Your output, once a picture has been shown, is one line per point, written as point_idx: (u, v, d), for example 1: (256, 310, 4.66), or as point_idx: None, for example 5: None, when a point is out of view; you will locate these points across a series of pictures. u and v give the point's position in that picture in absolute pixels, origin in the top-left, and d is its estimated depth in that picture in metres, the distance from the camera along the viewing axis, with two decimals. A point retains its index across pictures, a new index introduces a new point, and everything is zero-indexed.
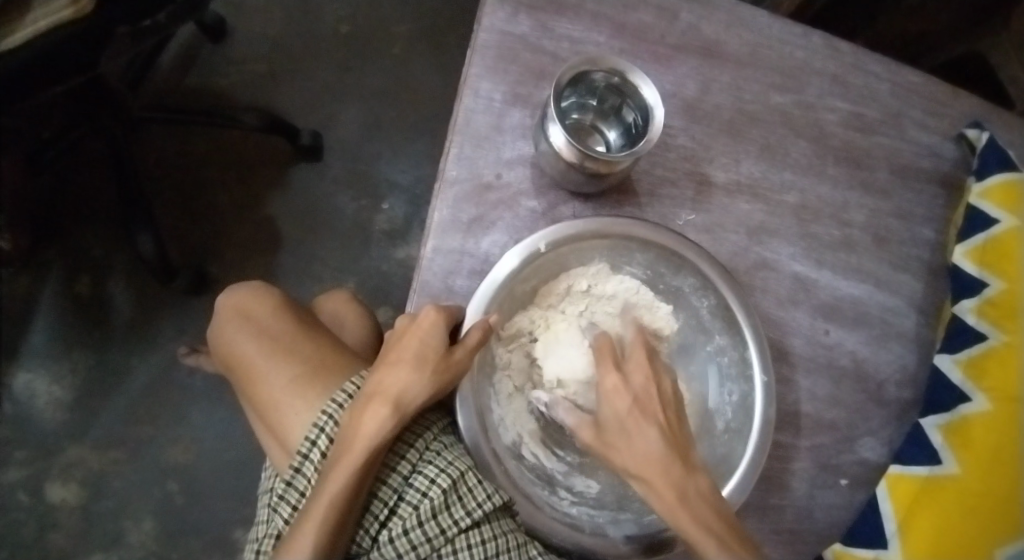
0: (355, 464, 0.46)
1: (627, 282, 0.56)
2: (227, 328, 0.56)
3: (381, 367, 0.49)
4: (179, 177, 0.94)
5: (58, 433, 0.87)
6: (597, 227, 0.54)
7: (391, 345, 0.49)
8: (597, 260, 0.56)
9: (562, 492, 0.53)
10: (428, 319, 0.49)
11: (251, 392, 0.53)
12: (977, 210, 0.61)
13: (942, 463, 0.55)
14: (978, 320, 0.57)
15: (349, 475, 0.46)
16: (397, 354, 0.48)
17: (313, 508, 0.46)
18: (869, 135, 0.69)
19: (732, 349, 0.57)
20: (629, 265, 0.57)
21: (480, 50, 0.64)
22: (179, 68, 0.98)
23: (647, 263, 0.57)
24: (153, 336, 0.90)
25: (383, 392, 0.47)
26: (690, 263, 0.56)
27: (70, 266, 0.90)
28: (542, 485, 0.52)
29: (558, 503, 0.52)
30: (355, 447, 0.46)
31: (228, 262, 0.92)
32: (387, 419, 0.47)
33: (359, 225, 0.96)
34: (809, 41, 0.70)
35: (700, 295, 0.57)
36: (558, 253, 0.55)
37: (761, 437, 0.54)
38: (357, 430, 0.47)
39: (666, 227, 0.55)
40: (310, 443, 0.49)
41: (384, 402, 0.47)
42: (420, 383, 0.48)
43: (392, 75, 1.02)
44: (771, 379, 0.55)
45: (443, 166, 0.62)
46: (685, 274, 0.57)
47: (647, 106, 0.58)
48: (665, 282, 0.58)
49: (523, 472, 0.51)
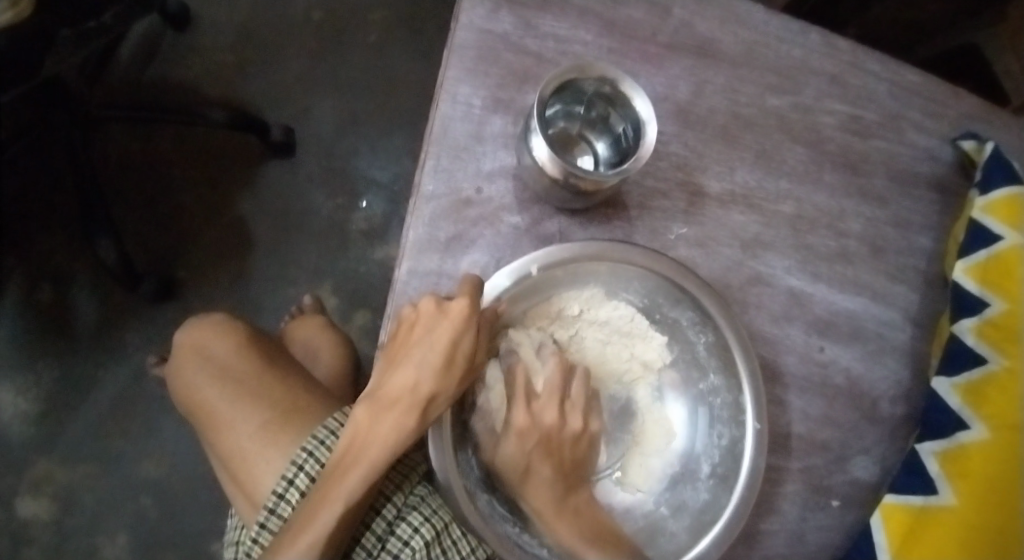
0: (369, 473, 0.44)
1: (621, 310, 0.54)
2: (187, 369, 0.53)
3: (398, 363, 0.45)
4: (143, 177, 0.89)
5: (27, 447, 0.84)
6: (595, 251, 0.50)
7: (411, 336, 0.45)
8: (591, 284, 0.53)
9: (532, 531, 0.50)
10: (461, 313, 0.44)
11: (215, 438, 0.50)
12: (979, 225, 0.58)
13: (936, 493, 0.53)
14: (977, 342, 0.55)
15: (357, 489, 0.44)
16: (421, 351, 0.44)
17: (308, 528, 0.43)
18: (867, 140, 0.66)
19: (724, 390, 0.54)
20: (626, 291, 0.54)
21: (458, 51, 0.60)
22: (138, 57, 0.92)
23: (644, 291, 0.54)
24: (122, 344, 0.86)
25: (405, 395, 0.44)
26: (690, 297, 0.52)
27: (31, 274, 0.86)
28: (512, 521, 0.50)
29: (528, 543, 0.49)
30: (369, 458, 0.44)
31: (199, 266, 0.88)
32: (412, 429, 0.44)
33: (336, 225, 0.92)
34: (807, 38, 0.66)
35: (698, 331, 0.54)
36: (551, 273, 0.50)
37: (748, 487, 0.51)
38: (373, 435, 0.44)
39: (667, 257, 0.50)
40: (286, 482, 0.46)
41: (409, 409, 0.44)
42: (448, 387, 0.44)
43: (368, 63, 0.97)
44: (764, 426, 0.51)
45: (418, 179, 0.58)
46: (683, 307, 0.54)
47: (637, 118, 0.54)
48: (661, 312, 0.55)
49: (494, 510, 0.49)
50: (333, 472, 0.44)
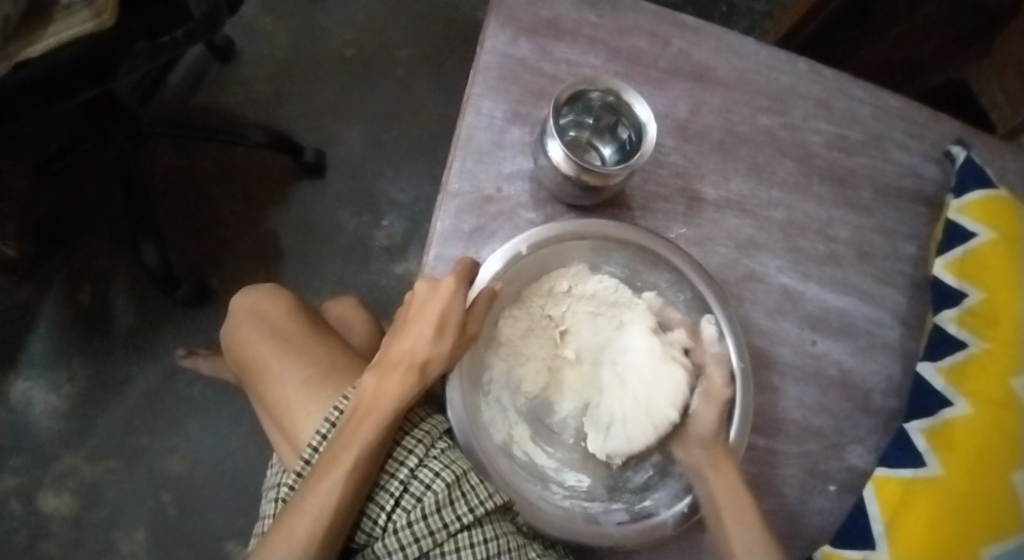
0: (378, 427, 0.48)
1: (606, 282, 0.59)
2: (241, 328, 0.58)
3: (400, 333, 0.50)
4: (182, 192, 0.96)
5: (55, 441, 0.88)
6: (575, 230, 0.56)
7: (410, 311, 0.51)
8: (576, 261, 0.59)
9: (554, 487, 0.54)
10: (449, 288, 0.50)
11: (264, 392, 0.55)
12: (957, 225, 0.64)
13: (925, 465, 0.57)
14: (958, 329, 0.61)
15: (368, 440, 0.48)
16: (416, 323, 0.50)
17: (330, 474, 0.47)
18: (851, 156, 0.72)
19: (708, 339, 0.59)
20: (607, 263, 0.60)
21: (483, 71, 0.68)
22: (186, 87, 1.01)
23: (624, 262, 0.60)
24: (152, 347, 0.91)
25: (407, 358, 0.50)
26: (664, 259, 0.59)
27: (73, 278, 0.92)
28: (534, 480, 0.54)
29: (551, 497, 0.53)
30: (377, 413, 0.48)
31: (229, 275, 0.94)
32: (414, 388, 0.50)
33: (359, 241, 0.98)
34: (794, 67, 0.73)
35: (676, 290, 0.60)
36: (538, 254, 0.56)
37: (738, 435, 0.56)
38: (380, 395, 0.49)
39: (639, 227, 0.57)
40: (320, 435, 0.50)
41: (408, 370, 0.50)
42: (443, 352, 0.50)
43: (394, 97, 1.05)
44: (747, 365, 0.57)
45: (445, 179, 0.64)
46: (661, 270, 0.60)
47: (639, 123, 0.61)
48: (641, 280, 0.60)
49: (516, 469, 0.53)
50: (348, 425, 0.48)
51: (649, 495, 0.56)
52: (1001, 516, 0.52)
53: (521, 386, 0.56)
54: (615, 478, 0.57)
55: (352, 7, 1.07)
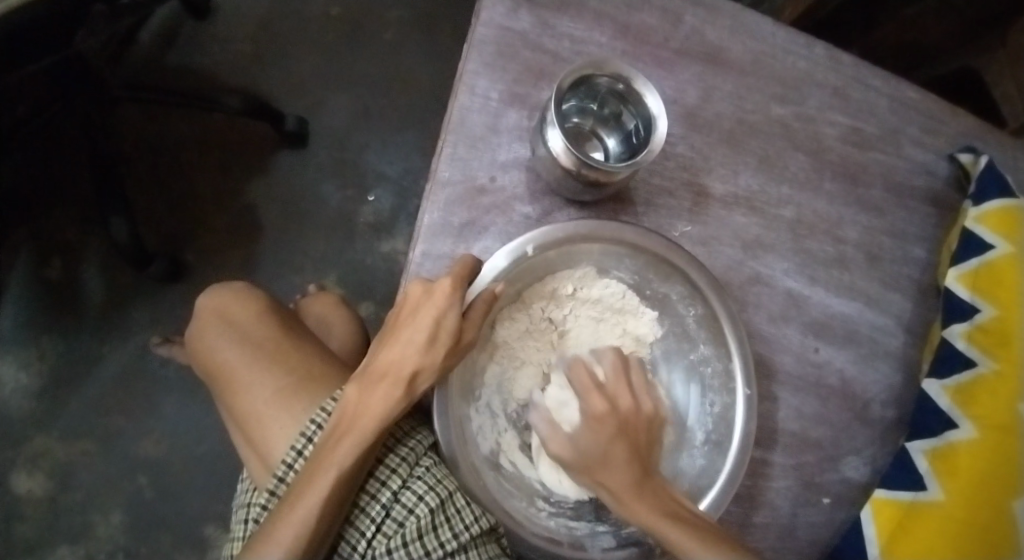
0: (358, 446, 0.45)
1: (613, 287, 0.55)
2: (206, 332, 0.53)
3: (389, 341, 0.47)
4: (157, 159, 0.91)
5: (26, 420, 0.85)
6: (586, 231, 0.52)
7: (401, 316, 0.47)
8: (584, 263, 0.55)
9: (540, 504, 0.51)
10: (443, 293, 0.45)
11: (233, 403, 0.51)
12: (972, 234, 0.60)
13: (926, 489, 0.55)
14: (967, 346, 0.58)
15: (346, 461, 0.45)
16: (407, 331, 0.46)
17: (302, 499, 0.44)
18: (866, 151, 0.68)
19: (716, 359, 0.56)
20: (616, 269, 0.56)
21: (478, 46, 0.62)
22: (160, 43, 0.94)
23: (635, 268, 0.56)
24: (125, 323, 0.87)
25: (393, 371, 0.46)
26: (680, 271, 0.54)
27: (41, 248, 0.87)
28: (520, 497, 0.50)
29: (536, 516, 0.50)
30: (357, 431, 0.45)
31: (207, 250, 0.90)
32: (398, 402, 0.46)
33: (344, 217, 0.94)
34: (813, 52, 0.68)
35: (687, 303, 0.56)
36: (545, 256, 0.52)
37: (738, 462, 0.53)
38: (363, 410, 0.46)
39: (657, 234, 0.53)
40: (295, 453, 0.47)
41: (395, 384, 0.46)
42: (433, 365, 0.46)
43: (383, 61, 0.99)
44: (753, 393, 0.54)
45: (435, 166, 0.60)
46: (673, 281, 0.56)
47: (648, 116, 0.56)
48: (652, 288, 0.57)
49: (501, 484, 0.49)
50: (325, 442, 0.45)
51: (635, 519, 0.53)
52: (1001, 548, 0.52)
53: (514, 392, 0.53)
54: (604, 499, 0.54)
55: None
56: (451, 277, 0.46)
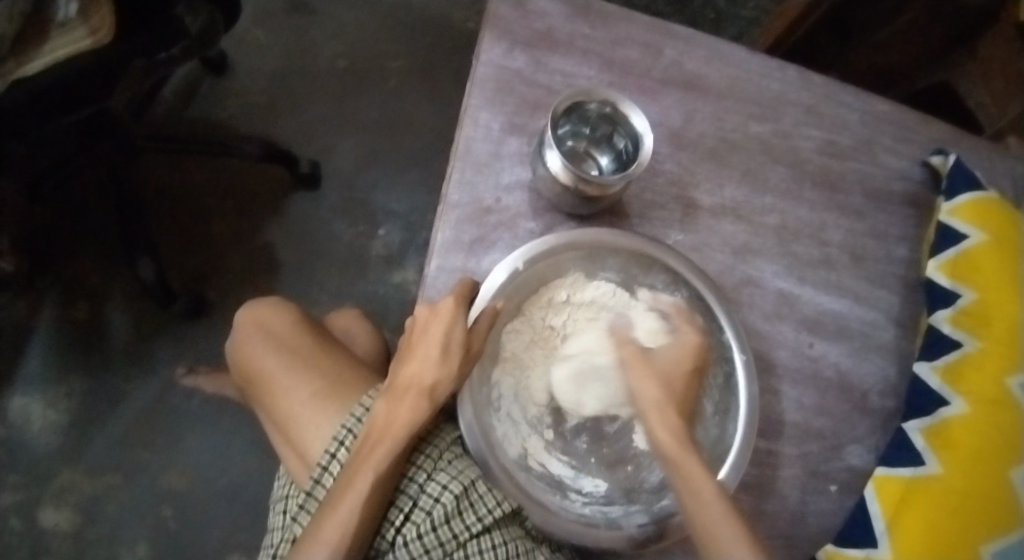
0: (393, 450, 0.48)
1: (603, 287, 0.59)
2: (246, 342, 0.57)
3: (407, 358, 0.51)
4: (177, 205, 0.96)
5: (52, 458, 0.87)
6: (568, 241, 0.58)
7: (414, 337, 0.52)
8: (571, 271, 0.59)
9: (573, 495, 0.55)
10: (447, 309, 0.51)
11: (271, 408, 0.55)
12: (948, 226, 0.66)
13: (924, 464, 0.58)
14: (953, 329, 0.62)
15: (381, 467, 0.47)
16: (420, 347, 0.51)
17: (343, 502, 0.46)
18: (841, 161, 0.74)
19: (708, 337, 0.60)
20: (603, 270, 0.60)
21: (479, 83, 0.68)
22: (179, 100, 1.01)
23: (620, 267, 0.60)
24: (148, 361, 0.91)
25: (415, 384, 0.50)
26: (659, 261, 0.60)
27: (67, 292, 0.92)
28: (553, 491, 0.54)
29: (570, 505, 0.54)
30: (390, 438, 0.48)
31: (225, 289, 0.94)
32: (425, 411, 0.50)
33: (355, 252, 0.98)
34: (785, 74, 0.75)
35: (672, 290, 0.61)
36: (536, 270, 0.58)
37: (747, 430, 0.56)
38: (390, 421, 0.49)
39: (634, 233, 0.59)
40: (329, 455, 0.50)
41: (417, 395, 0.50)
42: (450, 375, 0.50)
43: (387, 108, 1.06)
44: (750, 356, 0.59)
45: (445, 191, 0.65)
46: (656, 272, 0.61)
47: (636, 133, 0.62)
48: (638, 283, 0.61)
49: (534, 481, 0.53)
50: (361, 449, 0.48)
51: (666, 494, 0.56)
52: (1002, 515, 0.55)
53: (532, 398, 0.56)
54: (631, 479, 0.57)
55: (344, 19, 1.08)
56: (452, 296, 0.52)
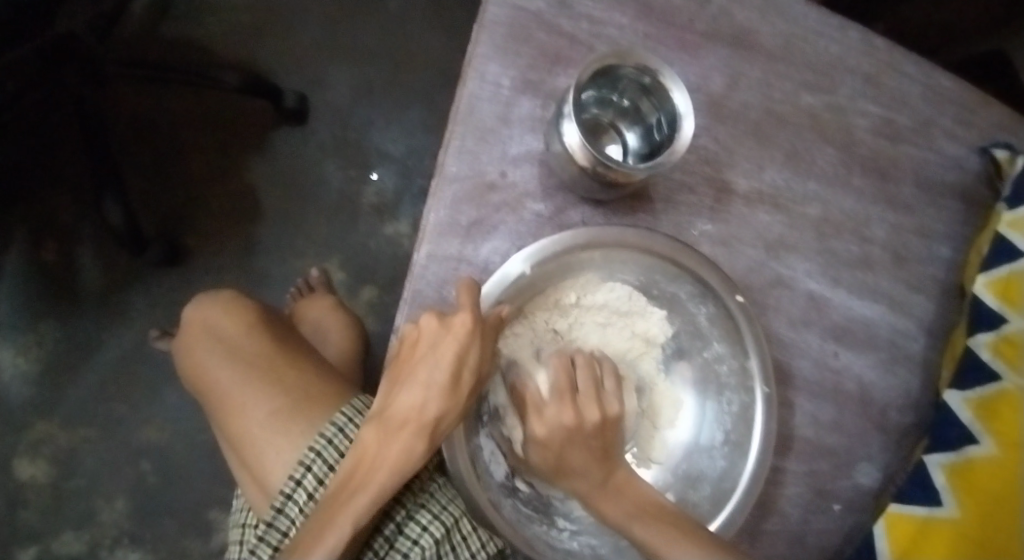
0: (376, 498, 0.43)
1: (618, 291, 0.52)
2: (196, 348, 0.52)
3: (405, 382, 0.44)
4: (152, 140, 0.88)
5: (27, 407, 0.84)
6: (586, 240, 0.47)
7: (414, 350, 0.43)
8: (586, 271, 0.51)
9: (560, 522, 0.50)
10: (463, 329, 0.42)
11: (225, 423, 0.49)
12: (1004, 239, 0.58)
13: (941, 505, 0.54)
14: (992, 357, 0.56)
15: (362, 514, 0.43)
16: (426, 371, 0.43)
17: (312, 553, 0.41)
18: (897, 143, 0.64)
19: (730, 357, 0.52)
20: (622, 272, 0.51)
21: (489, 26, 0.57)
22: (153, 14, 0.90)
23: (640, 270, 0.51)
24: (126, 310, 0.86)
25: (414, 419, 0.43)
26: (686, 271, 0.50)
27: (35, 232, 0.86)
28: (539, 519, 0.49)
29: (558, 537, 0.49)
30: (376, 484, 0.43)
31: (205, 235, 0.87)
32: (421, 455, 0.43)
33: (347, 199, 0.90)
34: (846, 35, 0.64)
35: (697, 302, 0.52)
36: (544, 270, 0.48)
37: (758, 467, 0.50)
38: (381, 457, 0.43)
39: (662, 234, 0.48)
40: (294, 483, 0.45)
41: (414, 431, 0.43)
42: (455, 408, 0.43)
43: (387, 32, 0.94)
44: (772, 389, 0.51)
45: (441, 160, 0.56)
46: (680, 281, 0.51)
47: (673, 113, 0.52)
48: (659, 288, 0.53)
49: (519, 512, 0.48)
50: (339, 491, 0.43)
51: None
52: None
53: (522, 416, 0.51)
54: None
55: None
56: (467, 309, 0.42)
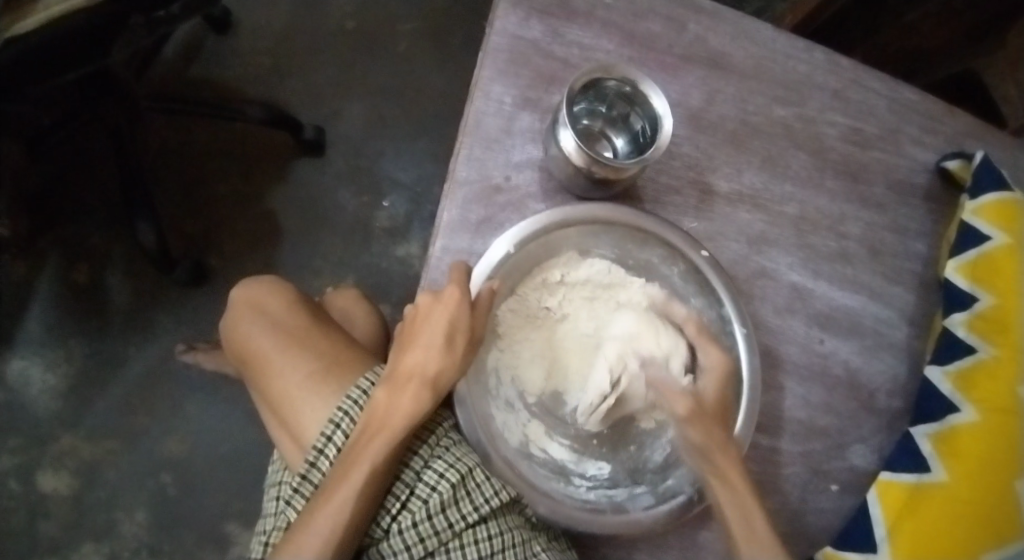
0: (389, 444, 0.48)
1: (598, 266, 0.57)
2: (241, 321, 0.58)
3: (408, 347, 0.50)
4: (180, 170, 0.99)
5: (52, 422, 0.92)
6: (562, 217, 0.56)
7: (414, 323, 0.50)
8: (566, 249, 0.57)
9: (577, 480, 0.54)
10: (451, 297, 0.49)
11: (266, 389, 0.55)
12: (970, 227, 0.65)
13: (930, 471, 0.58)
14: (967, 333, 0.62)
15: (378, 458, 0.47)
16: (424, 337, 0.49)
17: (336, 494, 0.46)
18: (865, 150, 0.71)
19: (708, 309, 0.60)
20: (596, 246, 0.58)
21: (492, 53, 0.65)
22: (182, 58, 1.02)
23: (614, 242, 0.59)
24: (150, 329, 0.95)
25: (417, 374, 0.49)
26: (654, 235, 0.58)
27: (68, 254, 0.95)
28: (556, 478, 0.54)
29: (575, 491, 0.53)
30: (388, 431, 0.48)
31: (226, 257, 0.97)
32: (427, 403, 0.49)
33: (360, 221, 1.01)
34: (811, 56, 0.71)
35: (669, 264, 0.60)
36: (529, 248, 0.55)
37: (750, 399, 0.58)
38: (392, 411, 0.48)
39: (622, 205, 0.56)
40: (325, 438, 0.50)
41: (417, 385, 0.49)
42: (453, 365, 0.49)
43: (396, 74, 1.07)
44: (750, 329, 0.59)
45: (452, 167, 0.62)
46: (651, 247, 0.59)
47: (654, 116, 0.59)
48: (633, 257, 0.60)
49: (536, 470, 0.53)
50: (359, 441, 0.48)
51: (672, 473, 0.56)
52: (1005, 524, 0.55)
53: (526, 387, 0.55)
54: (637, 460, 0.57)
55: None
56: (454, 281, 0.49)
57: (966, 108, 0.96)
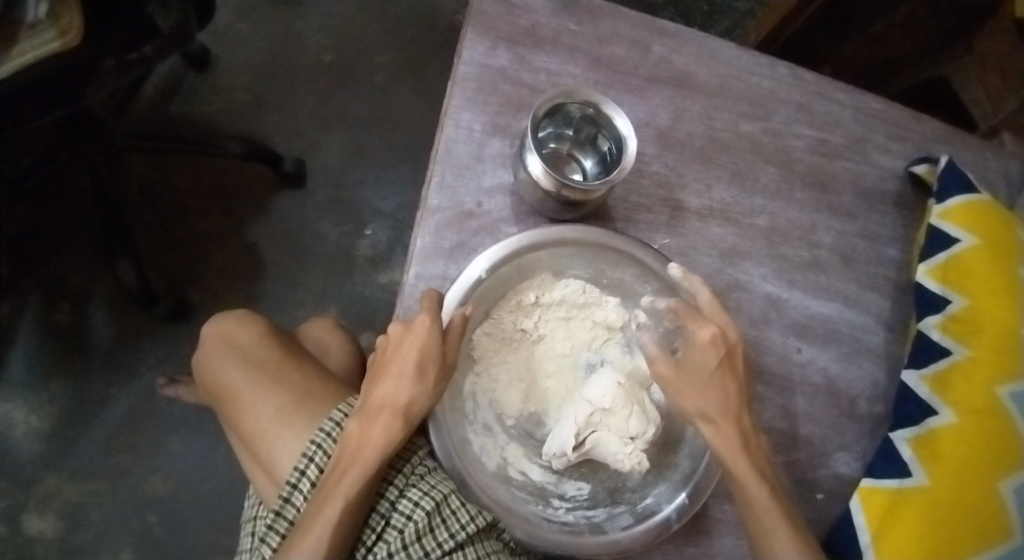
0: (362, 476, 0.48)
1: (572, 285, 0.58)
2: (212, 356, 0.59)
3: (380, 377, 0.50)
4: (161, 206, 1.00)
5: (37, 464, 0.92)
6: (531, 240, 0.55)
7: (387, 352, 0.51)
8: (540, 271, 0.58)
9: (555, 502, 0.55)
10: (421, 325, 0.49)
11: (240, 423, 0.56)
12: (938, 230, 0.66)
13: (911, 475, 0.58)
14: (942, 336, 0.62)
15: (351, 492, 0.48)
16: (397, 366, 0.50)
17: (312, 530, 0.47)
18: (832, 160, 0.72)
19: None
20: (570, 268, 0.59)
21: (460, 82, 0.66)
22: (161, 95, 1.04)
23: (587, 262, 0.59)
24: (133, 366, 0.95)
25: (389, 404, 0.49)
26: (625, 254, 0.58)
27: (50, 296, 0.96)
28: (534, 500, 0.54)
29: (553, 513, 0.54)
30: (361, 464, 0.48)
31: (208, 291, 0.98)
32: (399, 433, 0.49)
33: (342, 250, 1.03)
34: (775, 72, 0.73)
35: (642, 282, 0.59)
36: (501, 273, 0.56)
37: None
38: (365, 443, 0.49)
39: (591, 226, 0.57)
40: (298, 473, 0.51)
41: (391, 415, 0.49)
42: (425, 392, 0.49)
43: (374, 104, 1.09)
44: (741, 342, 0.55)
45: (424, 195, 0.63)
46: (623, 266, 0.59)
47: (619, 136, 0.60)
48: (607, 277, 0.60)
49: (513, 494, 0.53)
50: (333, 474, 0.48)
51: (650, 492, 0.56)
52: (992, 526, 0.55)
53: (504, 408, 0.55)
54: (616, 479, 0.56)
55: (328, 11, 1.10)
56: (424, 309, 0.50)
57: (937, 114, 0.98)
